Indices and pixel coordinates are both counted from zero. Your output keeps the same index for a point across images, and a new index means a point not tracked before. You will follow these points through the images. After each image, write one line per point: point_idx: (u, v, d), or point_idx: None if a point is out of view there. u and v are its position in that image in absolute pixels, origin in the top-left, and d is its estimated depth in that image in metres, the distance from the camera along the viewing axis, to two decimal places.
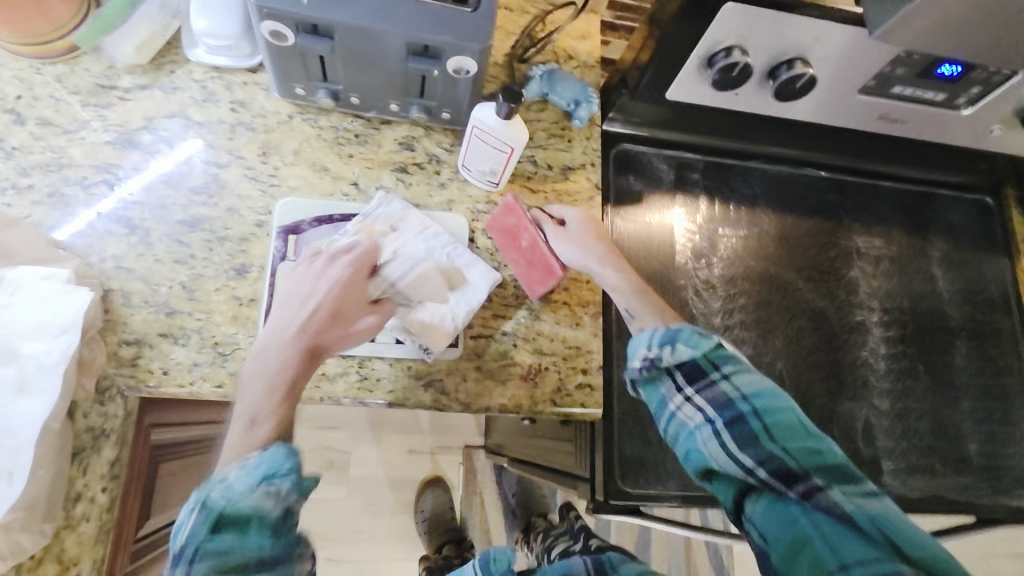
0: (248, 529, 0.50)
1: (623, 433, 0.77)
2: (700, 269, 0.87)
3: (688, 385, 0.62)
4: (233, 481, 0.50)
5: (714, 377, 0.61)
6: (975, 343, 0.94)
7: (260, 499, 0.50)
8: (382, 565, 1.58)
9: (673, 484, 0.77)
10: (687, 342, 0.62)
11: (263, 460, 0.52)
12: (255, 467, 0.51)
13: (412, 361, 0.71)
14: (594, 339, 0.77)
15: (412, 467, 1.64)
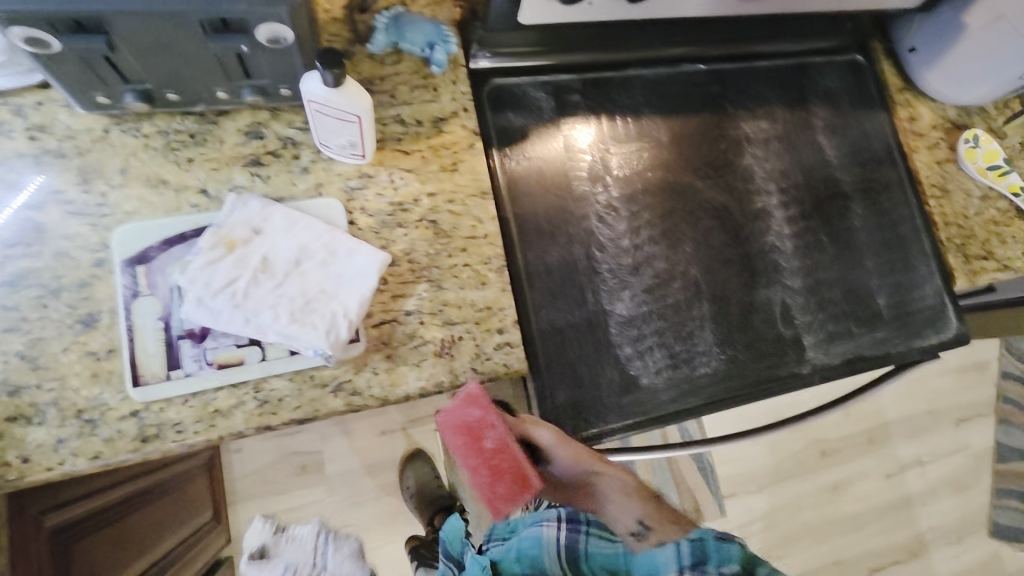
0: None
1: (553, 378, 0.77)
2: (599, 194, 0.84)
3: (579, 522, 0.69)
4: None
5: (589, 530, 0.70)
6: (869, 202, 0.97)
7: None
8: (376, 552, 1.52)
9: (611, 414, 0.78)
10: (618, 560, 0.69)
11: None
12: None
13: (313, 367, 0.67)
14: (504, 296, 0.74)
15: (381, 450, 1.56)
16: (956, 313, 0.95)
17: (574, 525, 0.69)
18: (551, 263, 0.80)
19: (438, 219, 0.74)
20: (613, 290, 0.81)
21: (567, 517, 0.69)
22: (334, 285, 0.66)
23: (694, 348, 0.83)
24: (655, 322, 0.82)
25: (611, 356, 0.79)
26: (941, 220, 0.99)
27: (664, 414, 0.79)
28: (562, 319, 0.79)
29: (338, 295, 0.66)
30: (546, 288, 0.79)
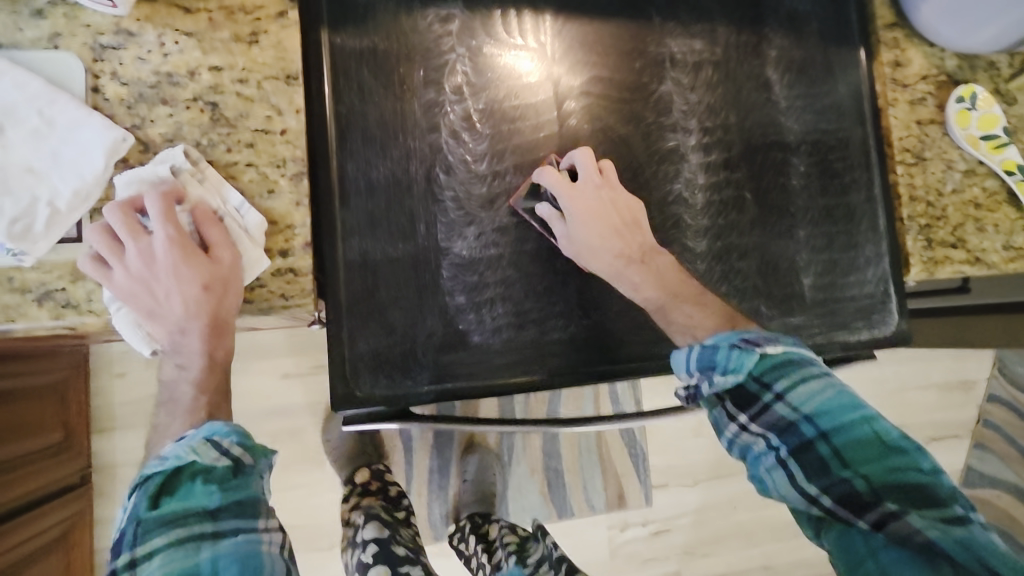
0: (196, 483, 0.49)
1: (355, 323, 0.61)
2: (455, 103, 0.67)
3: (741, 412, 0.53)
4: (170, 448, 0.51)
5: (766, 400, 0.52)
6: (816, 159, 0.78)
7: (202, 455, 0.50)
8: None
9: (424, 375, 0.63)
10: (728, 364, 0.53)
11: (202, 426, 0.52)
12: (191, 436, 0.51)
13: (12, 268, 0.53)
14: (298, 211, 0.58)
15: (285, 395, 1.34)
16: (900, 306, 0.76)
17: (715, 404, 0.54)
18: (375, 180, 0.63)
19: (220, 102, 0.58)
20: (454, 225, 0.65)
21: (702, 366, 0.54)
22: (45, 168, 0.53)
23: (550, 310, 0.66)
24: (503, 271, 0.65)
25: (438, 306, 0.63)
26: (904, 194, 0.81)
27: (493, 386, 0.64)
28: (380, 251, 0.62)
29: (47, 182, 0.53)
30: (364, 210, 0.63)
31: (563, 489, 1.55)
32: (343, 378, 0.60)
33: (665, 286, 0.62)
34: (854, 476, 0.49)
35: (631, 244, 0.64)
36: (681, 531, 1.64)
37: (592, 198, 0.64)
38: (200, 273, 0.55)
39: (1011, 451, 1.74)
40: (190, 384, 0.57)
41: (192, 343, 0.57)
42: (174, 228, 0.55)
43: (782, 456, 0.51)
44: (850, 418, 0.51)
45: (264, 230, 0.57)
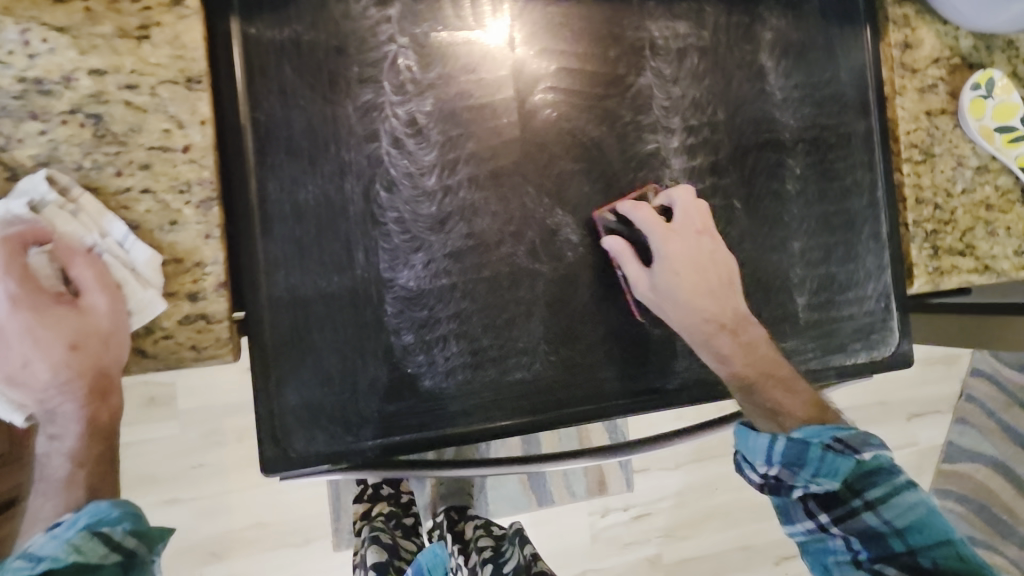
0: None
1: (287, 372, 0.53)
2: (398, 104, 0.57)
3: (822, 513, 0.53)
4: (40, 543, 0.41)
5: (853, 505, 0.52)
6: (814, 159, 0.69)
7: (88, 553, 0.41)
8: (233, 495, 1.25)
9: (368, 428, 0.55)
10: (822, 468, 0.52)
11: (83, 511, 0.43)
12: (69, 524, 0.42)
13: None
14: (207, 245, 0.50)
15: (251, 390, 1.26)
16: (900, 324, 0.71)
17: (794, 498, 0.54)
18: (303, 202, 0.54)
19: (105, 114, 0.48)
20: (399, 252, 0.56)
21: (784, 459, 0.53)
22: None
23: (511, 345, 0.59)
24: (457, 302, 0.57)
25: (381, 347, 0.55)
26: (910, 196, 0.72)
27: (447, 435, 0.57)
28: (311, 285, 0.54)
29: None
30: (290, 239, 0.54)
31: (542, 478, 1.50)
32: (273, 437, 0.53)
33: (754, 364, 0.59)
34: (922, 559, 0.49)
35: (724, 309, 0.61)
36: (663, 516, 1.63)
37: (691, 245, 0.61)
38: (67, 329, 0.44)
39: (989, 423, 1.63)
40: (65, 455, 0.46)
41: (69, 408, 0.45)
42: (20, 279, 0.43)
43: (858, 557, 0.52)
44: (931, 527, 0.50)
45: (158, 263, 0.48)
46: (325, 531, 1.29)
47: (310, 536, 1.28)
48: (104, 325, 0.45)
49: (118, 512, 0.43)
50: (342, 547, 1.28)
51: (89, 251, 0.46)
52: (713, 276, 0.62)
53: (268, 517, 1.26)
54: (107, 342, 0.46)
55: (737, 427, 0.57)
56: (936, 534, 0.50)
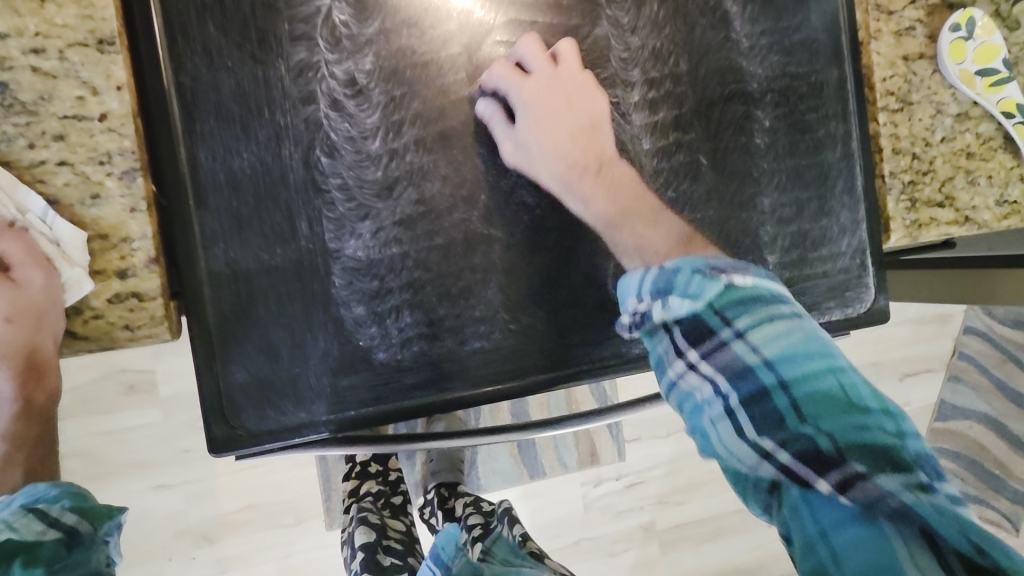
0: (15, 567, 0.39)
1: (231, 349, 0.51)
2: (335, 64, 0.53)
3: (690, 348, 0.44)
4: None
5: (724, 337, 0.43)
6: (784, 111, 0.66)
7: (20, 531, 0.39)
8: (221, 479, 1.24)
9: (320, 403, 0.53)
10: (684, 289, 0.45)
11: (22, 491, 0.41)
12: (6, 504, 0.40)
13: None
14: (133, 219, 0.47)
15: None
16: (876, 280, 0.69)
17: (660, 332, 0.46)
18: (239, 171, 0.51)
19: (12, 83, 0.45)
20: (344, 221, 0.54)
21: (655, 290, 0.46)
22: None
23: (467, 314, 0.57)
24: (408, 271, 0.55)
25: (330, 320, 0.53)
26: (887, 146, 0.69)
27: (404, 407, 0.55)
28: (252, 258, 0.52)
29: None
30: (227, 210, 0.51)
31: (534, 450, 1.52)
32: (220, 415, 0.51)
33: (618, 202, 0.57)
34: (812, 428, 0.41)
35: (589, 152, 0.60)
36: (655, 483, 1.63)
37: (555, 86, 0.58)
38: (5, 305, 0.44)
39: (982, 381, 1.62)
40: (0, 438, 0.45)
41: (2, 386, 0.45)
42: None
43: (731, 405, 0.43)
44: (814, 367, 0.42)
45: (83, 241, 0.46)
46: (317, 510, 1.29)
47: (300, 516, 1.28)
48: (39, 302, 0.44)
49: (55, 490, 0.40)
50: (333, 527, 1.29)
51: (19, 225, 0.44)
52: (580, 118, 0.60)
53: (256, 500, 1.26)
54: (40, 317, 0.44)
55: (620, 278, 0.49)
56: (827, 383, 0.42)
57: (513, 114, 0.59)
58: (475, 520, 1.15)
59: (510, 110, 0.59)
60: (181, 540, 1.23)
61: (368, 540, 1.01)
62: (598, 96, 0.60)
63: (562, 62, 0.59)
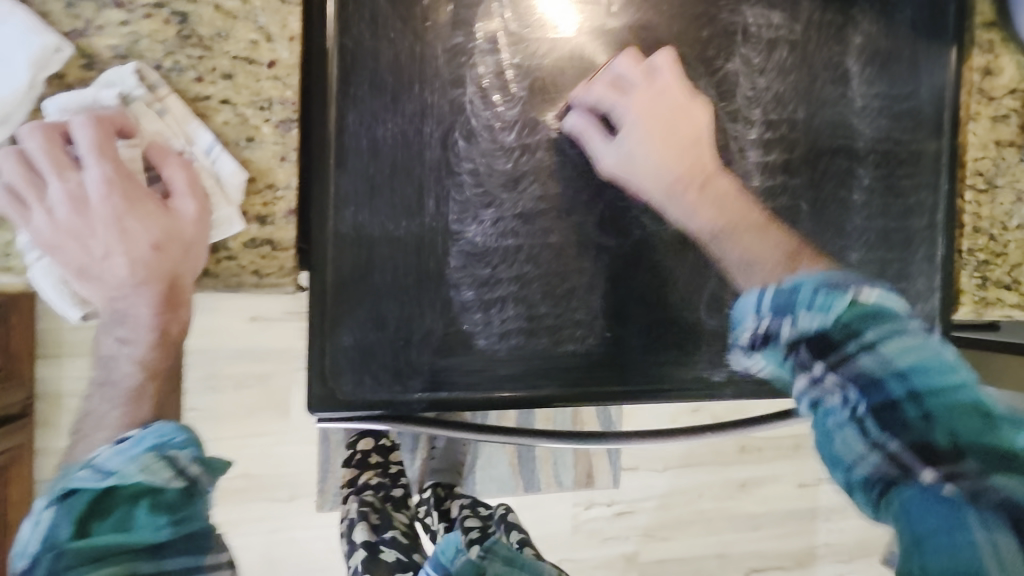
0: (140, 509, 0.40)
1: (343, 311, 0.51)
2: (487, 53, 0.54)
3: (819, 363, 0.43)
4: (108, 457, 0.41)
5: (851, 351, 0.42)
6: (883, 172, 0.68)
7: (152, 472, 0.40)
8: (224, 442, 1.23)
9: (415, 380, 0.54)
10: (815, 307, 0.43)
11: (151, 430, 0.42)
12: (136, 441, 0.41)
13: None
14: (282, 168, 0.47)
15: (260, 339, 1.23)
16: (942, 349, 0.71)
17: (787, 354, 0.44)
18: (381, 139, 0.52)
19: (193, 14, 0.45)
20: (469, 205, 0.54)
21: (777, 307, 0.44)
22: None
23: (568, 316, 0.57)
24: (520, 265, 0.56)
25: (439, 300, 0.54)
26: (969, 223, 0.72)
27: (492, 398, 0.55)
28: (378, 226, 0.52)
29: None
30: (363, 175, 0.52)
31: (533, 463, 1.49)
32: (320, 375, 0.51)
33: (727, 215, 0.58)
34: (939, 432, 0.41)
35: (691, 164, 0.60)
36: (645, 514, 1.63)
37: (660, 98, 0.59)
38: (155, 227, 0.42)
39: None
40: (135, 362, 0.45)
41: (140, 312, 0.43)
42: (116, 164, 0.41)
43: (859, 416, 0.43)
44: (948, 380, 0.42)
45: (243, 182, 0.46)
46: (311, 489, 1.27)
47: (297, 492, 1.27)
48: (188, 232, 0.43)
49: (181, 439, 0.42)
50: (325, 509, 1.27)
51: (180, 153, 0.44)
52: (682, 132, 0.60)
53: (255, 470, 1.24)
54: (188, 249, 0.43)
55: (735, 300, 0.47)
56: (964, 395, 0.42)
57: (613, 126, 0.59)
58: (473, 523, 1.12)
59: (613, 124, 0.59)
60: None
61: (370, 539, 0.93)
62: (699, 107, 0.61)
63: (657, 77, 0.59)
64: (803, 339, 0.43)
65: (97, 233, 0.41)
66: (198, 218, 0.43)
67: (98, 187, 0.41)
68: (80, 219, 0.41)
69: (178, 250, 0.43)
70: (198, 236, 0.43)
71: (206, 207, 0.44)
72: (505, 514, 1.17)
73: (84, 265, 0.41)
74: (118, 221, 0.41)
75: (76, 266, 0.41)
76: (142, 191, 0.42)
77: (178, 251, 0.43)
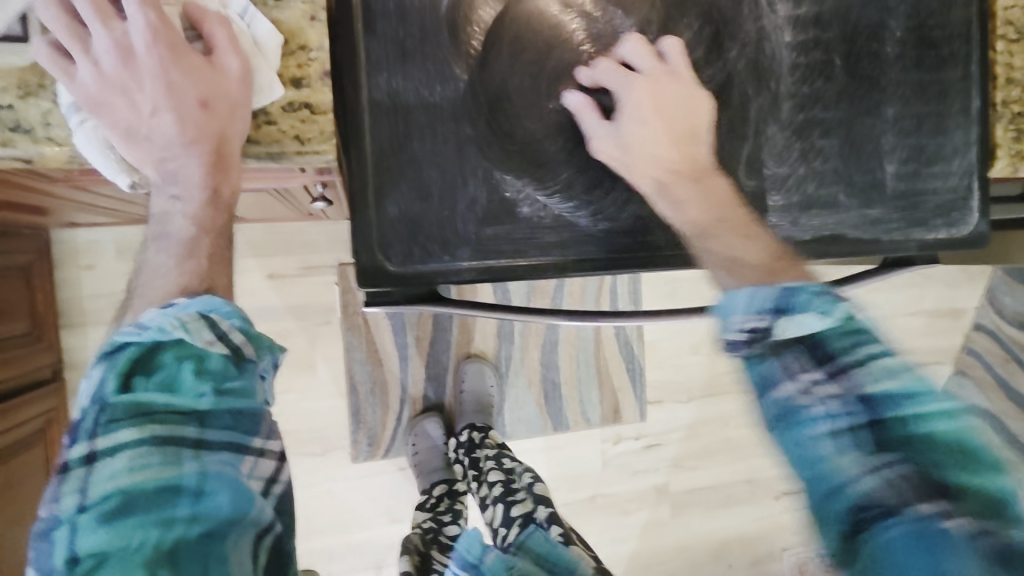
0: (185, 372, 0.39)
1: (387, 181, 0.51)
2: None
3: (813, 368, 0.44)
4: (153, 315, 0.40)
5: (848, 363, 0.43)
6: (914, 24, 0.67)
7: (193, 333, 0.39)
8: None
9: (463, 249, 0.53)
10: (819, 309, 0.44)
11: (197, 298, 0.41)
12: (183, 305, 0.40)
13: None
14: (314, 27, 0.46)
15: (278, 295, 1.23)
16: (981, 205, 0.70)
17: (776, 351, 0.44)
18: (408, 2, 0.50)
19: None
20: (506, 70, 0.54)
21: (772, 306, 0.44)
22: None
23: (609, 182, 0.57)
24: (555, 131, 0.55)
25: (481, 168, 0.53)
26: (1002, 73, 0.71)
27: (540, 265, 0.56)
28: (413, 92, 0.51)
29: None
30: (393, 41, 0.50)
31: (560, 401, 1.46)
32: (369, 246, 0.51)
33: (707, 211, 0.53)
34: (925, 456, 0.41)
35: (689, 158, 0.55)
36: (671, 446, 1.61)
37: (671, 86, 0.55)
38: (200, 84, 0.42)
39: None
40: (188, 219, 0.43)
41: (190, 172, 0.43)
42: (159, 14, 0.40)
43: (841, 427, 0.42)
44: (935, 409, 0.42)
45: (280, 45, 0.44)
46: (344, 441, 1.29)
47: (334, 442, 1.29)
48: (233, 91, 0.42)
49: (225, 310, 0.41)
50: (359, 460, 1.29)
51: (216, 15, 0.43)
52: (680, 126, 0.55)
53: (291, 426, 1.26)
54: (231, 108, 0.42)
55: (721, 297, 0.47)
56: (950, 424, 0.42)
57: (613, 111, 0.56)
58: (497, 478, 1.07)
59: (608, 108, 0.56)
60: None
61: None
62: (701, 102, 0.56)
63: (668, 62, 0.56)
64: (794, 335, 0.44)
65: (143, 86, 0.41)
66: (240, 77, 0.42)
67: (139, 37, 0.40)
68: (126, 70, 0.40)
69: (223, 109, 0.42)
70: (243, 97, 0.43)
71: (247, 68, 0.43)
72: (531, 485, 1.02)
73: (130, 120, 0.41)
74: (162, 75, 0.41)
75: (123, 123, 0.41)
76: (182, 48, 0.41)
77: (223, 111, 0.42)
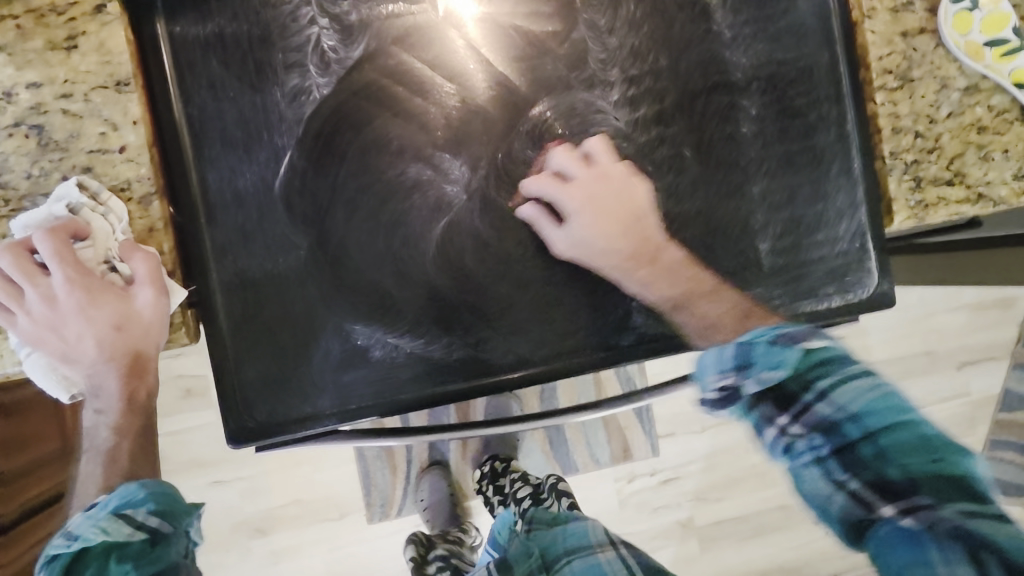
0: (113, 560, 0.49)
1: (243, 352, 0.57)
2: (324, 86, 0.57)
3: (779, 412, 0.46)
4: (79, 522, 0.49)
5: (806, 399, 0.45)
6: (771, 98, 0.66)
7: (114, 531, 0.48)
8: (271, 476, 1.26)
9: (323, 398, 0.58)
10: (766, 360, 0.46)
11: (116, 493, 0.50)
12: (101, 506, 0.49)
13: None
14: (152, 237, 0.54)
15: None
16: (879, 264, 0.67)
17: (751, 407, 0.47)
18: (244, 191, 0.57)
19: (46, 123, 0.52)
20: (344, 229, 0.59)
21: (734, 365, 0.47)
22: None
23: (457, 312, 0.60)
24: (398, 276, 0.59)
25: (333, 322, 0.58)
26: (886, 126, 0.64)
27: (402, 402, 0.59)
28: (258, 266, 0.57)
29: None
30: (234, 226, 0.57)
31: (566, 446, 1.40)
32: (233, 411, 0.57)
33: (675, 286, 0.61)
34: (892, 467, 0.42)
35: (641, 242, 0.63)
36: (692, 479, 1.48)
37: (604, 190, 0.62)
38: (116, 313, 0.52)
39: None
40: (111, 428, 0.54)
41: (111, 383, 0.54)
42: (74, 267, 0.52)
43: (820, 455, 0.44)
44: (898, 419, 0.43)
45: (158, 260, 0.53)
46: (359, 504, 1.30)
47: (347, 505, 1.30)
48: (145, 315, 0.53)
49: (141, 494, 0.50)
50: (374, 521, 1.29)
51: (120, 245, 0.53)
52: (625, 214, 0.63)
53: (307, 496, 1.27)
54: (145, 329, 0.53)
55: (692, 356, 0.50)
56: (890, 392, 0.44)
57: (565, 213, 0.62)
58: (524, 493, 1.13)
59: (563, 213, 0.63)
60: (239, 533, 1.26)
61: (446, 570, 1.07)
62: (638, 185, 0.63)
63: (596, 161, 0.62)
64: (766, 408, 0.46)
65: (69, 320, 0.52)
66: (152, 300, 0.52)
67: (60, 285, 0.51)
68: (52, 312, 0.51)
69: (139, 327, 0.53)
70: (154, 316, 0.53)
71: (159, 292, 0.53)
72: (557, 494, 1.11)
73: (60, 349, 0.52)
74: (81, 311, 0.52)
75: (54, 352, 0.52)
76: (97, 287, 0.53)
77: (140, 331, 0.53)
